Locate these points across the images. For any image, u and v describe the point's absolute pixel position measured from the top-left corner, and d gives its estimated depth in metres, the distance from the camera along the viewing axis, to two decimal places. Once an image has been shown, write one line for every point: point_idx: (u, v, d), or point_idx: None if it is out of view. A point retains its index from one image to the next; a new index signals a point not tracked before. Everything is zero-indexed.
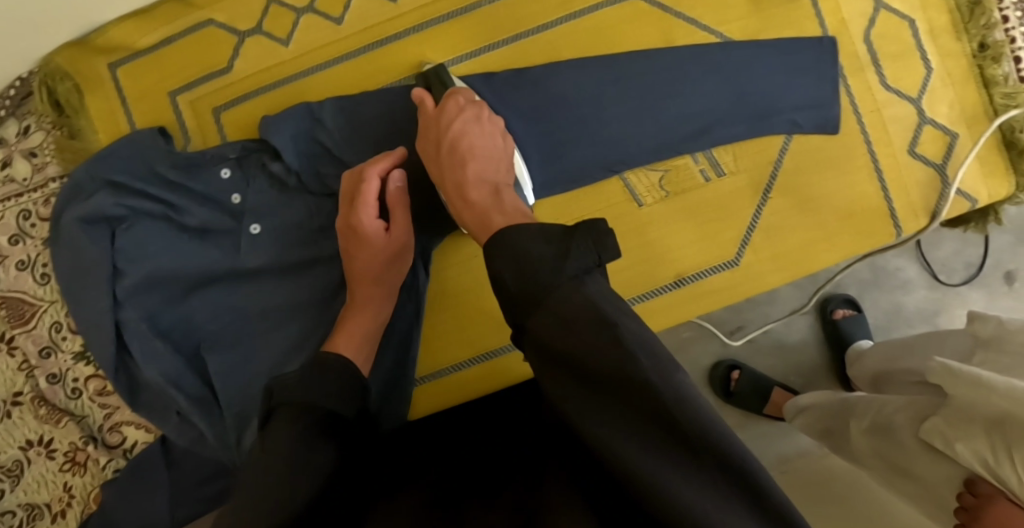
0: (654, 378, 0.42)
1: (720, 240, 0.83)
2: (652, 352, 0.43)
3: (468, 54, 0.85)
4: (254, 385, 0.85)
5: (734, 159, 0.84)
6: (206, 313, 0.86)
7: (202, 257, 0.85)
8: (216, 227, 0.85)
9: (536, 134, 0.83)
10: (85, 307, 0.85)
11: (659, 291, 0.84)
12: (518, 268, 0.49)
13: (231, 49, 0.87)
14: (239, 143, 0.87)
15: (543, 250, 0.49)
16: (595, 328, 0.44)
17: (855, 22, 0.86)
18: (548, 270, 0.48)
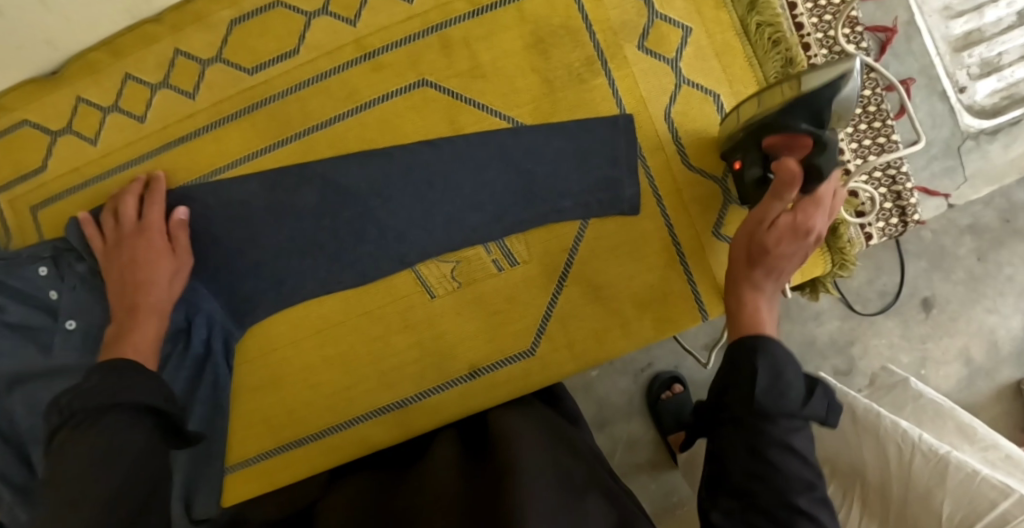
0: (775, 377, 0.63)
1: (513, 331, 0.83)
2: (775, 373, 0.64)
3: (263, 148, 0.85)
4: None
5: (528, 248, 0.83)
6: (28, 408, 0.88)
7: (23, 352, 0.88)
8: (34, 323, 0.89)
9: (328, 228, 0.84)
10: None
11: (454, 383, 0.83)
12: (756, 386, 0.63)
13: (43, 148, 0.89)
14: (53, 241, 0.89)
15: (754, 383, 0.63)
16: (740, 390, 0.64)
17: (654, 100, 0.84)
18: (787, 377, 0.63)
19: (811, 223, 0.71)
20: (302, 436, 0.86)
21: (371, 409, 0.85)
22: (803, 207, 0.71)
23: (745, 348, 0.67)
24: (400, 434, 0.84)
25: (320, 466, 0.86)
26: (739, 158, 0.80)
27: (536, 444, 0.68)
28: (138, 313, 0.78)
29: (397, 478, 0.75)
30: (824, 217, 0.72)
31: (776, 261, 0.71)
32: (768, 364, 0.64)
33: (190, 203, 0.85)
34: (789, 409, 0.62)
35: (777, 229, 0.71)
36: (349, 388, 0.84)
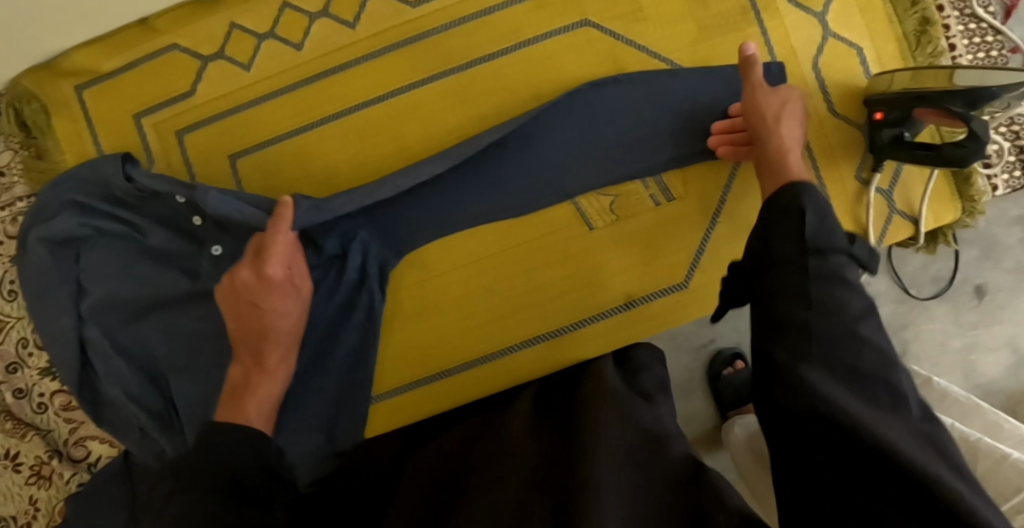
0: (878, 333, 0.54)
1: (668, 263, 0.86)
2: (850, 328, 0.53)
3: (426, 79, 0.87)
4: (212, 404, 0.87)
5: (683, 184, 0.86)
6: (167, 333, 0.88)
7: (166, 276, 0.88)
8: (175, 250, 0.88)
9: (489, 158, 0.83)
10: (49, 324, 0.86)
11: (608, 314, 0.85)
12: (801, 224, 0.60)
13: (193, 72, 0.89)
14: (199, 166, 0.89)
15: (787, 221, 0.61)
16: (789, 229, 0.60)
17: (803, 51, 0.88)
18: (826, 227, 0.59)
19: (787, 105, 0.78)
20: (451, 367, 0.86)
21: (524, 339, 0.86)
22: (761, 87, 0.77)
23: (794, 193, 0.63)
24: (553, 365, 0.85)
25: (466, 397, 0.86)
26: (884, 112, 0.84)
27: (627, 427, 0.61)
28: (269, 368, 0.78)
29: (440, 467, 0.67)
30: (793, 111, 0.78)
31: (778, 151, 0.74)
32: (864, 310, 0.55)
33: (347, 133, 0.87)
34: (835, 246, 0.58)
35: (779, 107, 0.77)
36: (504, 316, 0.85)
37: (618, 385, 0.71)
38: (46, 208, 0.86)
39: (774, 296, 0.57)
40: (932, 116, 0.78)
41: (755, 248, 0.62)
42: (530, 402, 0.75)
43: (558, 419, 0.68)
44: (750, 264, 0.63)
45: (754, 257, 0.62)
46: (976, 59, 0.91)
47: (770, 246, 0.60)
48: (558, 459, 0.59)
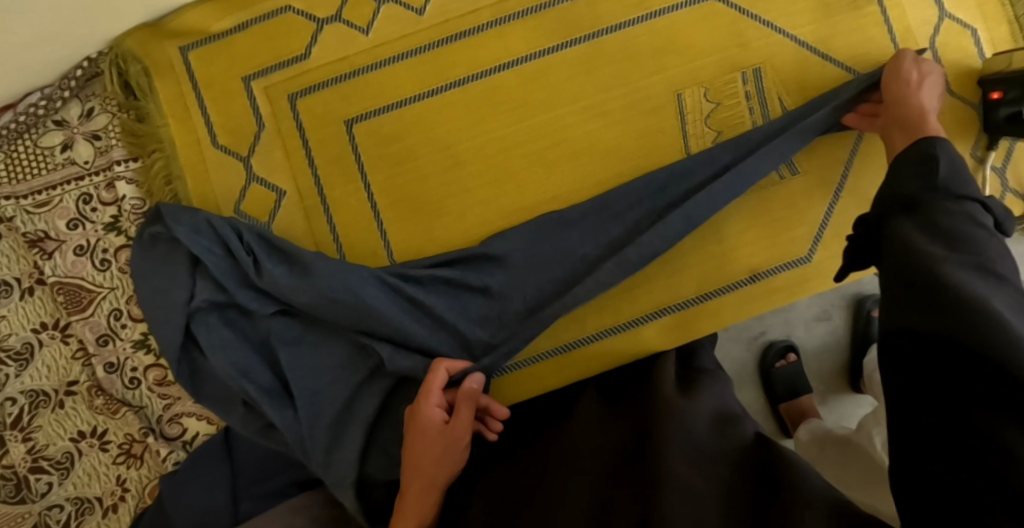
0: (1012, 274, 0.56)
1: (792, 237, 0.85)
2: (978, 259, 0.56)
3: (551, 47, 0.86)
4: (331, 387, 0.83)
5: (809, 158, 0.86)
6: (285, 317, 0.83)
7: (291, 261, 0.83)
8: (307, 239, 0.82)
9: (620, 129, 0.86)
10: (161, 294, 0.83)
11: (735, 286, 0.85)
12: (931, 166, 0.64)
13: (308, 36, 0.86)
14: (314, 133, 0.86)
15: (929, 168, 0.64)
16: (918, 178, 0.64)
17: (920, 30, 0.89)
18: (957, 185, 0.63)
19: (930, 77, 0.79)
20: (577, 338, 0.84)
21: (651, 310, 0.85)
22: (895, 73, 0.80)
23: (926, 145, 0.67)
24: (679, 337, 0.85)
25: (590, 371, 0.85)
26: (1000, 91, 0.85)
27: (694, 429, 0.65)
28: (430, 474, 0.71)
29: (518, 483, 0.71)
30: (937, 90, 0.79)
31: (928, 114, 0.75)
32: (999, 255, 0.57)
33: (470, 101, 0.86)
34: (972, 196, 0.62)
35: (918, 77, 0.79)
36: (631, 287, 0.84)
37: (675, 392, 0.72)
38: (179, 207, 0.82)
39: (903, 231, 0.61)
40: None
41: (883, 192, 0.66)
42: (588, 409, 0.77)
43: (622, 428, 0.71)
44: (871, 215, 0.66)
45: (879, 199, 0.66)
46: None
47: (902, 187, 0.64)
48: (630, 466, 0.64)
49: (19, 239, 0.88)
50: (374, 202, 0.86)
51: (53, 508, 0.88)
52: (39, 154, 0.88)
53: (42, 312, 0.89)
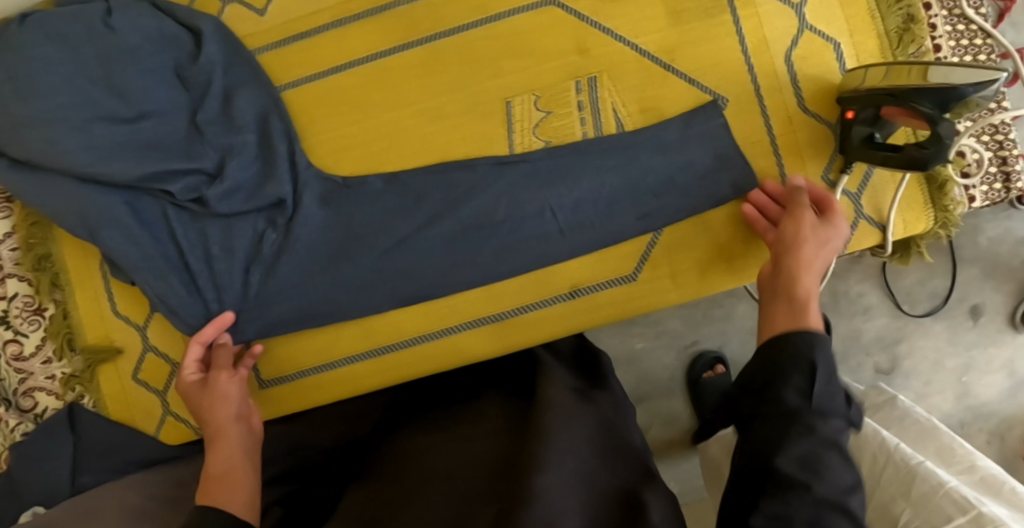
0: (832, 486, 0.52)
1: (616, 254, 0.84)
2: (808, 459, 0.53)
3: (385, 51, 0.86)
4: (188, 294, 0.85)
5: (641, 171, 0.83)
6: (142, 228, 0.86)
7: (152, 162, 0.84)
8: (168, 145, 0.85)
9: (447, 132, 0.84)
10: (58, 197, 0.86)
11: (554, 301, 0.84)
12: (789, 383, 0.58)
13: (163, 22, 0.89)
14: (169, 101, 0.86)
15: (833, 384, 0.58)
16: (794, 387, 0.58)
17: (776, 42, 0.84)
18: (823, 393, 0.57)
19: None
20: (391, 342, 0.86)
21: (466, 321, 0.85)
22: (795, 207, 0.75)
23: (799, 349, 0.60)
24: (495, 348, 0.85)
25: (406, 375, 0.87)
26: (850, 109, 0.80)
27: (572, 458, 0.59)
28: (217, 428, 0.73)
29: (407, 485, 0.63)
30: (829, 251, 0.72)
31: None
32: (832, 457, 0.53)
33: (304, 104, 0.87)
34: (844, 412, 0.57)
35: None
36: (447, 299, 0.85)
37: (568, 399, 0.69)
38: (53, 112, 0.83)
39: (772, 447, 0.54)
40: (900, 115, 0.74)
41: (790, 390, 0.58)
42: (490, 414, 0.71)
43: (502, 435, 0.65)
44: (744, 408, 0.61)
45: (746, 388, 0.61)
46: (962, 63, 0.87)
47: (786, 388, 0.58)
48: (491, 480, 0.58)
49: None
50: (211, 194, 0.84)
51: None
52: None
53: None
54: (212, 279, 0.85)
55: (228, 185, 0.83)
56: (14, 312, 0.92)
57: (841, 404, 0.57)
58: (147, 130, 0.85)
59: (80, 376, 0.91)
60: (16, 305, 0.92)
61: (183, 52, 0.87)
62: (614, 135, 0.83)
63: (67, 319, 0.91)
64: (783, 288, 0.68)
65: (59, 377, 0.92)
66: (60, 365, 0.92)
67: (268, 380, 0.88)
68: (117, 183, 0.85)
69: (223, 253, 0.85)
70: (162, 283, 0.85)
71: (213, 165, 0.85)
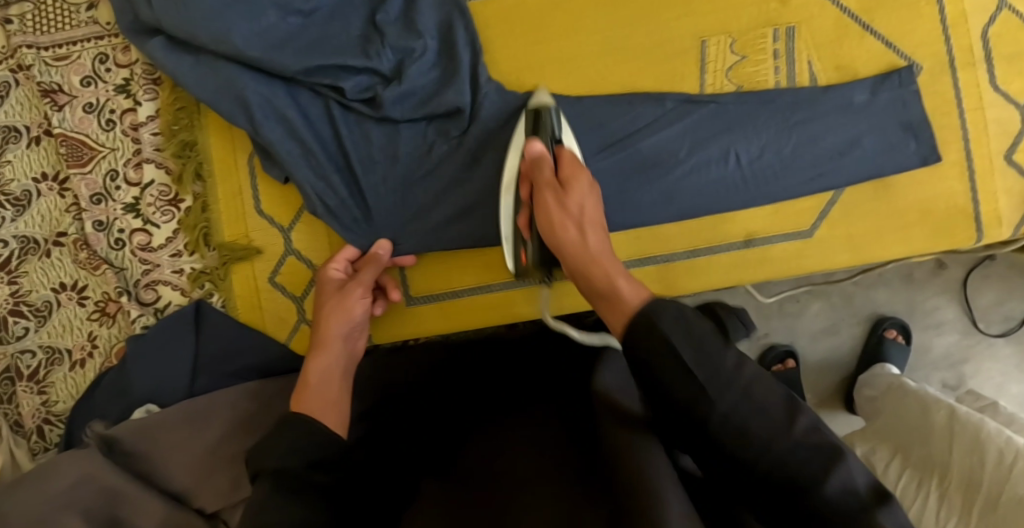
0: (835, 490, 0.50)
1: (796, 208, 0.82)
2: (846, 487, 0.50)
3: None
4: (348, 193, 0.82)
5: (831, 127, 0.81)
6: (302, 122, 0.82)
7: (325, 54, 0.81)
8: (341, 40, 0.82)
9: (634, 63, 0.82)
10: (211, 80, 0.82)
11: (726, 248, 0.82)
12: (681, 359, 0.54)
13: None
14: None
15: (703, 327, 0.56)
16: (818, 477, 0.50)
17: (975, 16, 0.83)
18: (713, 358, 0.55)
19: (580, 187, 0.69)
20: (554, 274, 0.82)
21: (637, 258, 0.82)
22: (571, 187, 0.69)
23: (710, 332, 0.56)
24: (661, 290, 0.82)
25: None
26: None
27: (674, 476, 0.54)
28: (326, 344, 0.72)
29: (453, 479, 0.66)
30: (573, 217, 0.67)
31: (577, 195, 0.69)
32: (823, 469, 0.50)
33: (484, 16, 0.83)
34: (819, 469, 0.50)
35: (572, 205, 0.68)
36: (620, 233, 0.81)
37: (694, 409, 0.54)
38: None
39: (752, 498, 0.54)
40: None
41: (712, 379, 0.53)
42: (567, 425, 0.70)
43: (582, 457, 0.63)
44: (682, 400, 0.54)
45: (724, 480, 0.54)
46: None
47: (721, 374, 0.54)
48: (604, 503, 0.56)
49: (32, 88, 0.91)
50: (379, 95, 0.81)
51: (25, 353, 0.91)
52: (65, 9, 0.90)
53: (42, 162, 0.91)
54: (372, 184, 0.82)
55: (405, 87, 0.80)
56: (147, 200, 0.88)
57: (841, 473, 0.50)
58: (321, 27, 0.82)
59: (211, 273, 0.87)
60: (150, 194, 0.88)
61: None
62: (806, 88, 0.81)
63: (205, 212, 0.87)
64: (585, 276, 0.65)
65: (187, 272, 0.88)
66: (189, 260, 0.88)
67: (414, 298, 0.87)
68: (283, 74, 0.81)
69: (386, 158, 0.82)
70: (321, 181, 0.81)
71: (388, 67, 0.81)
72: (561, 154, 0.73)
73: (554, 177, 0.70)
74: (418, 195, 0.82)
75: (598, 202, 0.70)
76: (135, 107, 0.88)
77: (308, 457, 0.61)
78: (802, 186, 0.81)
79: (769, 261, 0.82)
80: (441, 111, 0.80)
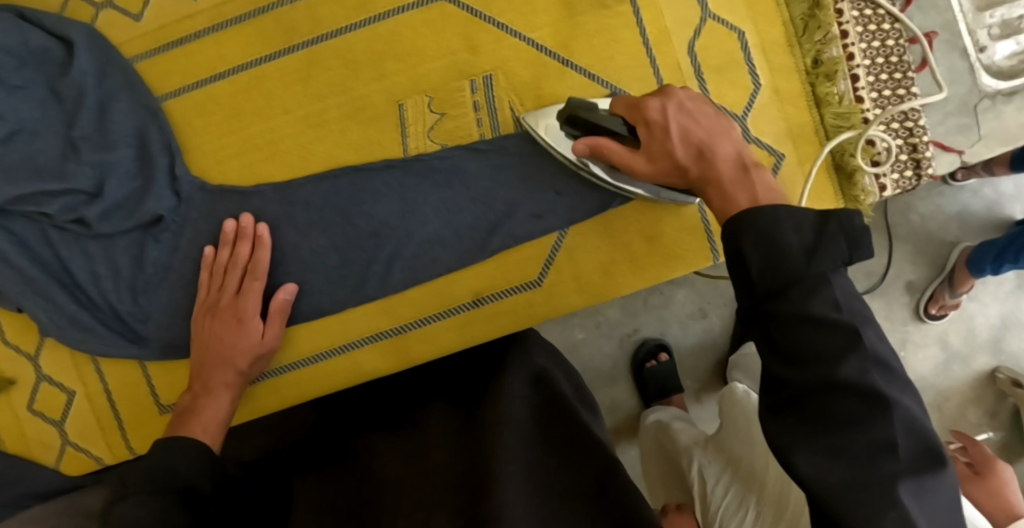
0: (856, 369, 0.48)
1: (519, 259, 0.80)
2: (882, 363, 0.49)
3: (270, 55, 0.80)
4: (79, 315, 0.81)
5: (547, 171, 0.79)
6: (22, 251, 0.81)
7: (25, 181, 0.79)
8: (42, 162, 0.80)
9: (339, 140, 0.80)
10: None
11: (455, 311, 0.80)
12: (747, 266, 0.52)
13: (30, 21, 0.81)
14: (42, 115, 0.81)
15: (808, 221, 0.52)
16: (840, 391, 0.48)
17: (678, 32, 0.81)
18: (773, 248, 0.52)
19: (670, 118, 0.63)
20: (287, 362, 0.81)
21: (366, 335, 0.81)
22: (648, 134, 0.64)
23: (838, 235, 0.51)
24: (395, 363, 0.81)
25: (305, 395, 0.82)
26: None
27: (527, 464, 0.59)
28: (212, 389, 0.75)
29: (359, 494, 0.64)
30: (726, 129, 0.62)
31: (699, 130, 0.62)
32: (846, 347, 0.49)
33: (182, 116, 0.81)
34: (878, 419, 0.47)
35: (664, 137, 0.63)
36: (346, 312, 0.80)
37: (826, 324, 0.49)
38: None
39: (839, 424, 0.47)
40: None
41: (773, 276, 0.51)
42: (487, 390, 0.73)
43: (468, 454, 0.62)
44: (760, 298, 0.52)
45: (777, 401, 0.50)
46: (870, 48, 0.83)
47: (798, 260, 0.51)
48: (460, 505, 0.55)
49: None
50: (85, 213, 0.79)
51: None
52: None
53: None
54: (103, 302, 0.82)
55: (107, 203, 0.79)
56: None
57: (901, 431, 0.47)
58: (19, 151, 0.80)
59: None
60: None
61: (53, 65, 0.81)
62: (510, 134, 0.79)
63: None
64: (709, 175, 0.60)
65: None
66: None
67: None
68: None
69: (109, 273, 0.81)
70: (47, 305, 0.81)
71: (90, 184, 0.79)
72: (649, 102, 0.64)
73: (647, 124, 0.64)
74: (145, 307, 0.82)
75: (717, 121, 0.63)
76: None
77: (187, 480, 0.65)
78: (525, 229, 0.79)
79: (507, 325, 0.80)
80: (146, 220, 0.79)
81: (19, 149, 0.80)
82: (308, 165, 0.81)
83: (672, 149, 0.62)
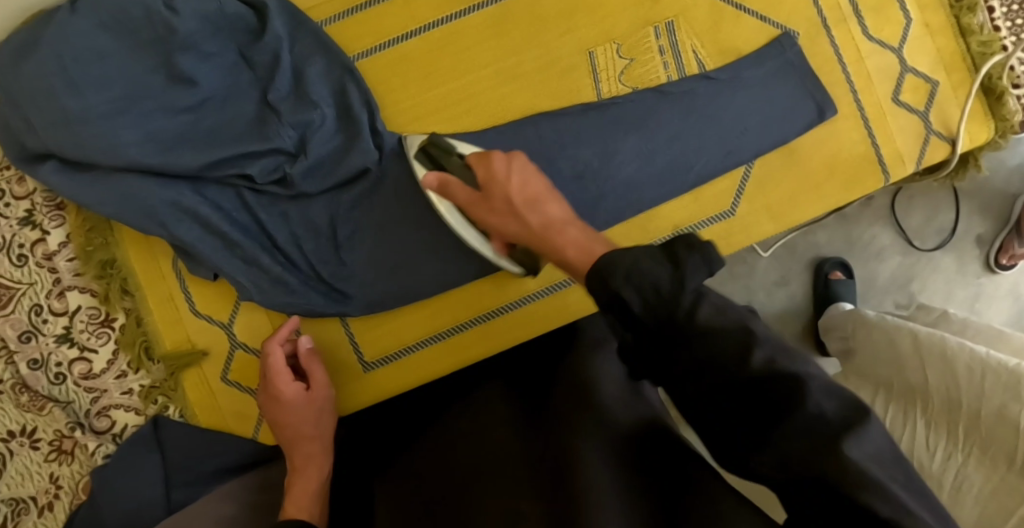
0: (746, 350, 0.43)
1: (715, 190, 0.85)
2: (785, 347, 0.44)
3: (459, 12, 0.84)
4: (283, 276, 0.82)
5: (734, 107, 0.84)
6: (218, 216, 0.80)
7: (226, 146, 0.80)
8: (240, 128, 0.81)
9: (532, 90, 0.83)
10: (109, 193, 0.78)
11: (658, 244, 0.84)
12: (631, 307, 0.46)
13: None
14: (236, 81, 0.82)
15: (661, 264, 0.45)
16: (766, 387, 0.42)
17: None
18: (653, 272, 0.45)
19: (508, 171, 0.66)
20: (498, 306, 0.86)
21: (571, 274, 0.85)
22: (492, 182, 0.66)
23: (703, 266, 0.45)
24: None
25: (516, 337, 0.85)
26: None
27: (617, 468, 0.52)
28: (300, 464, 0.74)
29: (444, 475, 0.63)
30: (540, 186, 0.65)
31: (538, 184, 0.65)
32: (731, 342, 0.43)
33: (378, 77, 0.84)
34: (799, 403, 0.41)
35: (502, 186, 0.65)
36: None
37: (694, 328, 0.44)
38: (108, 104, 0.77)
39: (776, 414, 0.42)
40: None
41: (657, 307, 0.45)
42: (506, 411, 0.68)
43: (555, 459, 0.56)
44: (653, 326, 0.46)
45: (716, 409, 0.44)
46: None
47: (670, 297, 0.45)
48: (543, 490, 0.53)
49: None
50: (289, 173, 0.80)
51: None
52: None
53: None
54: (307, 262, 0.82)
55: (312, 162, 0.80)
56: (79, 326, 0.84)
57: (835, 404, 0.42)
58: (215, 117, 0.81)
59: (162, 386, 0.85)
60: (81, 320, 0.84)
61: (244, 32, 0.82)
62: (696, 75, 0.84)
63: (142, 327, 0.86)
64: (545, 245, 0.60)
65: (137, 390, 0.85)
66: (137, 377, 0.85)
67: (418, 341, 0.86)
68: (185, 172, 0.79)
69: (310, 234, 0.82)
70: (251, 268, 0.82)
71: (292, 144, 0.81)
72: (496, 155, 0.68)
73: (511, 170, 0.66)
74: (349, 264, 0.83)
75: (542, 175, 0.66)
76: (44, 237, 0.85)
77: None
78: (717, 164, 0.84)
79: None
80: (354, 174, 0.81)
81: (214, 115, 0.81)
82: (503, 116, 0.83)
83: (511, 198, 0.64)
